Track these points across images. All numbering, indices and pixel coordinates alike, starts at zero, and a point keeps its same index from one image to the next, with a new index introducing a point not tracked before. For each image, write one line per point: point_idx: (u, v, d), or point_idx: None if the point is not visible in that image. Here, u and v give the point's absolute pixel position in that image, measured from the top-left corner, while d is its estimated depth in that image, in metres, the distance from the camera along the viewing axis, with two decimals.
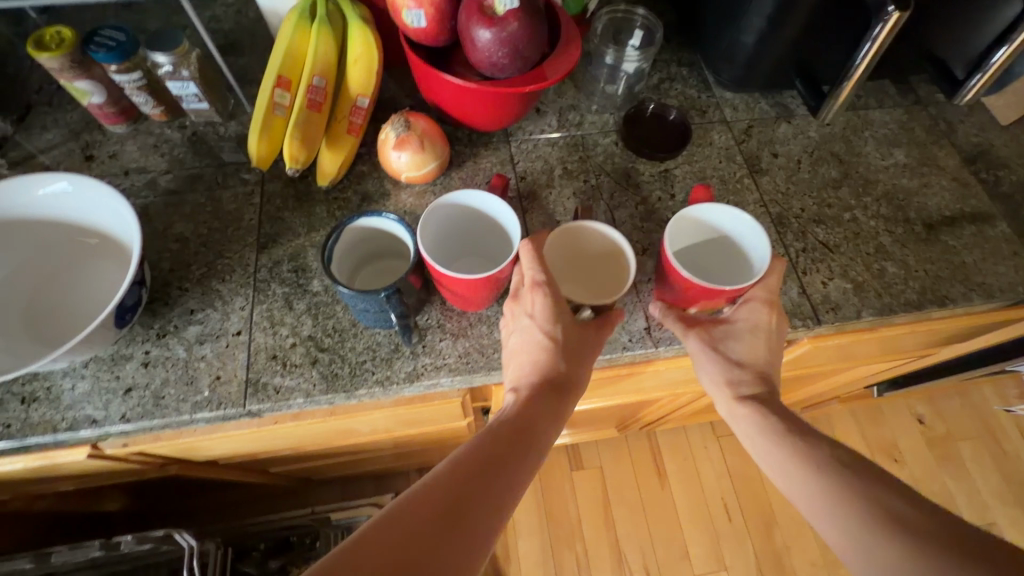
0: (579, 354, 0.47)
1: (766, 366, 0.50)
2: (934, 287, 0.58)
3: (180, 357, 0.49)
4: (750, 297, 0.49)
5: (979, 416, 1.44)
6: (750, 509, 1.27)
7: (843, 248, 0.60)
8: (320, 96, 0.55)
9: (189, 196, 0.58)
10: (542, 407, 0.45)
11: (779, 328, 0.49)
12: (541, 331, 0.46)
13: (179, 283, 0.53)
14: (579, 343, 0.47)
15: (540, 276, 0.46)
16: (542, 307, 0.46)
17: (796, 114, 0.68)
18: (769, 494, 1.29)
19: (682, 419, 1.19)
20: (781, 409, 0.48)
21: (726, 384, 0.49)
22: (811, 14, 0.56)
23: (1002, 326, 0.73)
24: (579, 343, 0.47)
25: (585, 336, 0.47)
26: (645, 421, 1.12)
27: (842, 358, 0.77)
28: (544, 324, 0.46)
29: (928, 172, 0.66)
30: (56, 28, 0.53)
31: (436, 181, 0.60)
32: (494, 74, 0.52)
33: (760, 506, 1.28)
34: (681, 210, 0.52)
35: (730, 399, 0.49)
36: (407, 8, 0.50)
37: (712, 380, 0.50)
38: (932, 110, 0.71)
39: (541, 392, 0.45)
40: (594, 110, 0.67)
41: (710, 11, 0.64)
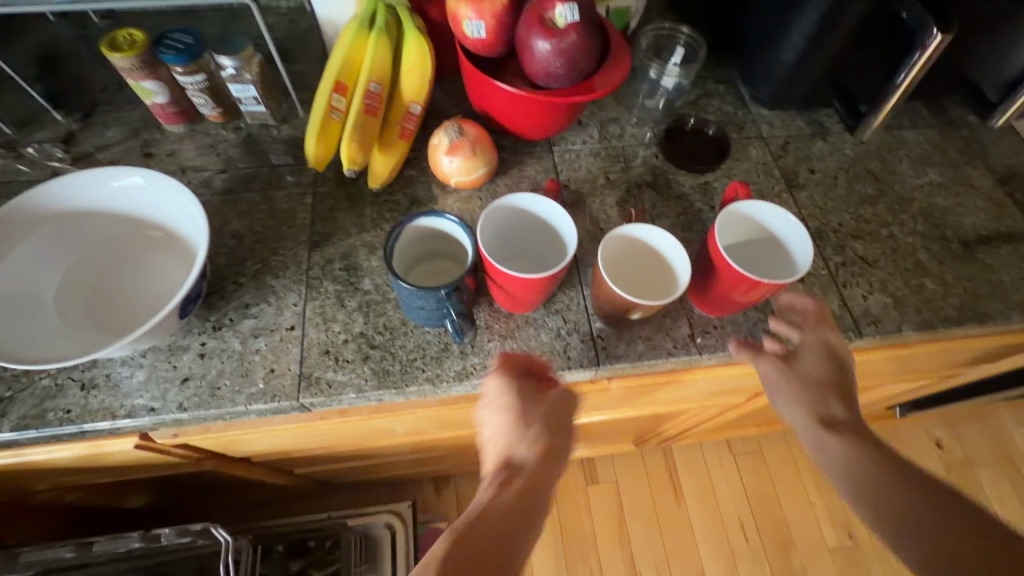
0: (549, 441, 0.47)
1: (845, 392, 0.49)
2: (972, 304, 0.59)
3: (235, 349, 0.50)
4: (819, 325, 0.51)
5: (998, 441, 1.43)
6: (767, 529, 1.26)
7: (882, 263, 0.61)
8: (376, 102, 0.56)
9: (244, 195, 0.59)
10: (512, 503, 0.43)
11: (845, 353, 0.51)
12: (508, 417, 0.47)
13: (234, 277, 0.54)
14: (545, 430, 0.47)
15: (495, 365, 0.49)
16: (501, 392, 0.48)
17: (831, 132, 0.70)
18: (787, 515, 1.27)
19: (700, 435, 1.18)
20: (867, 438, 0.46)
21: (810, 410, 0.48)
22: (852, 35, 0.58)
23: None
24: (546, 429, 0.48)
25: (552, 423, 0.48)
26: (664, 434, 1.12)
27: (872, 375, 0.77)
28: (513, 411, 0.47)
29: (962, 192, 0.67)
30: (129, 31, 0.55)
31: (482, 187, 0.62)
32: (548, 84, 0.54)
33: (777, 526, 1.26)
34: (725, 207, 0.52)
35: (816, 429, 0.47)
36: (468, 19, 0.52)
37: (793, 412, 0.49)
38: (964, 132, 0.72)
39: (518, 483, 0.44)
40: (634, 123, 0.69)
41: (750, 30, 0.66)
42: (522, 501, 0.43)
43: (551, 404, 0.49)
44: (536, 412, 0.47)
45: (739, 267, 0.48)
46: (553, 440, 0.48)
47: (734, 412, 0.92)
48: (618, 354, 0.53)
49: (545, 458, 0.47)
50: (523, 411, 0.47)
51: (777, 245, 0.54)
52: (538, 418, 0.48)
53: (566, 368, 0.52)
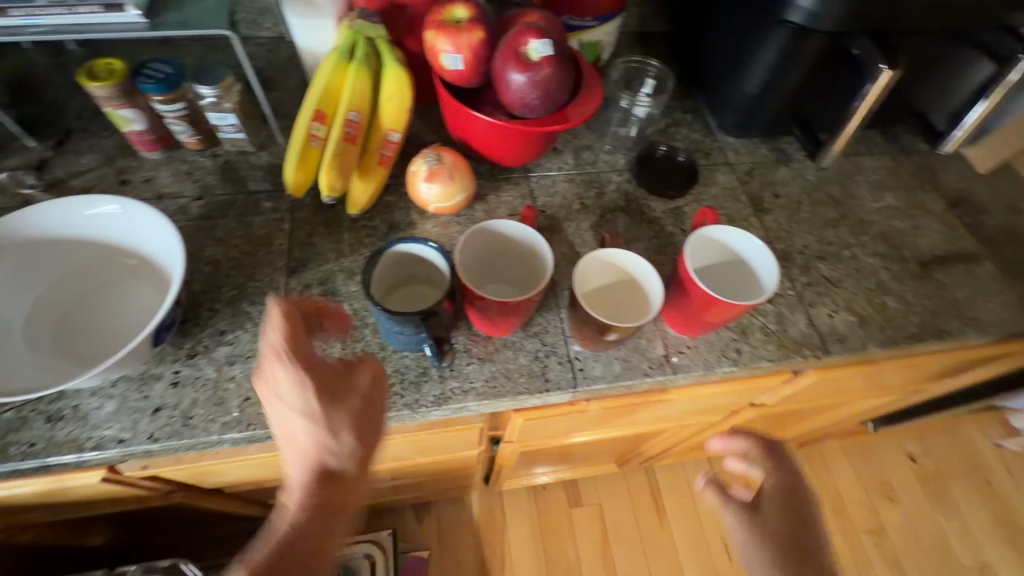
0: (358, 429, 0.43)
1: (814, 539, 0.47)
2: (932, 321, 0.62)
3: (209, 377, 0.50)
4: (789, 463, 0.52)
5: (967, 453, 1.47)
6: None
7: (845, 283, 0.63)
8: (355, 130, 0.57)
9: (220, 221, 0.59)
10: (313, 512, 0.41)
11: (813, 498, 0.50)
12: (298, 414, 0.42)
13: (210, 304, 0.54)
14: (351, 418, 0.42)
15: (281, 346, 0.41)
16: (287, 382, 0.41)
17: (793, 159, 0.73)
18: None
19: (681, 454, 1.19)
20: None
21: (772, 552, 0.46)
22: (807, 71, 0.62)
23: (990, 360, 0.77)
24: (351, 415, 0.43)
25: (353, 407, 0.43)
26: (646, 455, 1.13)
27: (843, 391, 0.79)
28: (297, 404, 0.41)
29: (917, 215, 0.71)
30: (108, 60, 0.55)
31: (461, 213, 0.63)
32: (523, 114, 0.56)
33: None
34: (693, 233, 0.55)
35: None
36: (446, 52, 0.54)
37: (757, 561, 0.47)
38: (916, 158, 0.76)
39: (315, 490, 0.42)
40: (607, 151, 0.71)
41: (715, 64, 0.70)
42: (324, 506, 0.42)
43: (355, 382, 0.44)
44: (327, 401, 0.42)
45: (706, 288, 0.50)
46: (362, 422, 0.43)
47: (713, 431, 0.93)
48: (595, 375, 0.54)
49: (358, 447, 0.43)
50: (316, 402, 0.41)
51: (743, 267, 0.56)
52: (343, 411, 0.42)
53: (545, 390, 0.52)
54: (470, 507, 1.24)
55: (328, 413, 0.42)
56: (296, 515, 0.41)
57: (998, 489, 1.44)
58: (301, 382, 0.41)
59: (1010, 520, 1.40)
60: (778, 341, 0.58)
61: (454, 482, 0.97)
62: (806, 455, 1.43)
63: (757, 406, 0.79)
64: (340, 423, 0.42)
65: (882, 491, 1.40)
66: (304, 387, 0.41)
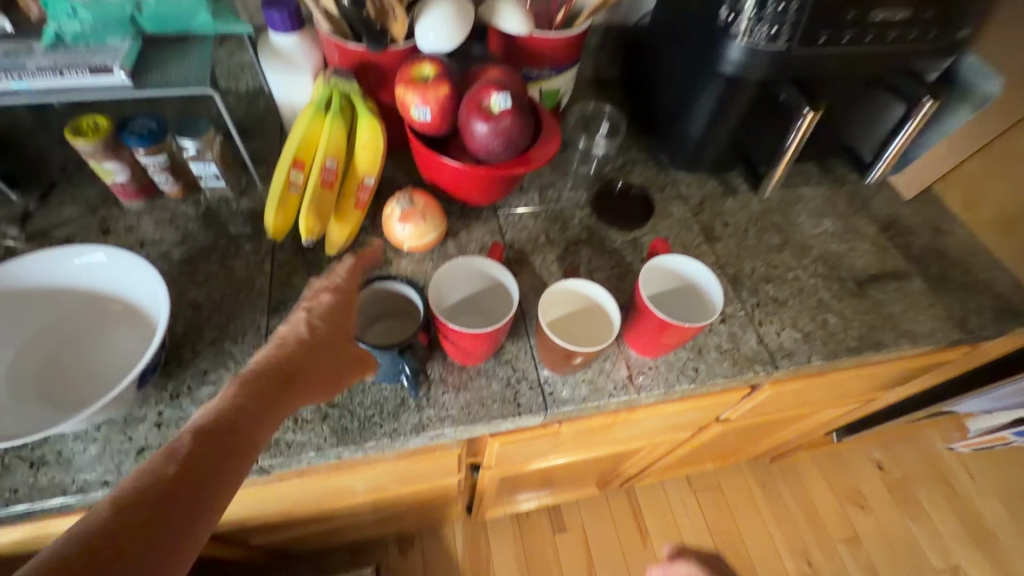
0: (332, 360, 0.47)
1: None
2: (870, 334, 0.68)
3: (193, 417, 0.51)
4: None
5: (929, 459, 1.54)
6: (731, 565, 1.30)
7: (790, 302, 0.69)
8: (332, 176, 0.61)
9: (202, 265, 0.62)
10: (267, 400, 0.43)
11: None
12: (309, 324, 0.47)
13: (192, 345, 0.56)
14: (342, 348, 0.48)
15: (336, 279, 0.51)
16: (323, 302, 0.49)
17: (739, 191, 0.80)
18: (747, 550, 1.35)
19: (659, 473, 1.22)
20: None
21: None
22: (743, 114, 0.69)
23: (930, 368, 0.83)
24: (338, 351, 0.48)
25: (343, 348, 0.48)
26: (625, 475, 1.15)
27: (801, 403, 0.85)
28: (315, 318, 0.48)
29: (852, 238, 0.78)
30: (93, 118, 0.58)
31: (434, 249, 0.67)
32: (489, 159, 0.61)
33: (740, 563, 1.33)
34: (647, 262, 0.60)
35: None
36: (415, 105, 0.59)
37: None
38: (849, 187, 0.84)
39: (272, 389, 0.44)
40: (570, 188, 0.77)
41: (663, 108, 0.77)
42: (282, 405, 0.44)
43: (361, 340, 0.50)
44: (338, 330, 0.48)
45: (659, 312, 0.55)
46: (346, 355, 0.48)
47: (686, 447, 0.97)
48: (564, 398, 0.57)
49: (333, 369, 0.47)
50: (329, 323, 0.48)
51: (695, 291, 0.61)
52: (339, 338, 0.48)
53: (517, 414, 0.56)
54: (455, 538, 1.24)
55: (330, 335, 0.48)
56: (245, 398, 0.42)
57: (961, 491, 1.51)
58: (330, 305, 0.49)
59: (974, 522, 1.46)
60: (732, 359, 0.63)
61: (437, 512, 0.98)
62: (780, 468, 1.47)
63: (723, 420, 0.83)
64: (333, 348, 0.47)
65: (853, 499, 1.45)
66: (330, 307, 0.49)
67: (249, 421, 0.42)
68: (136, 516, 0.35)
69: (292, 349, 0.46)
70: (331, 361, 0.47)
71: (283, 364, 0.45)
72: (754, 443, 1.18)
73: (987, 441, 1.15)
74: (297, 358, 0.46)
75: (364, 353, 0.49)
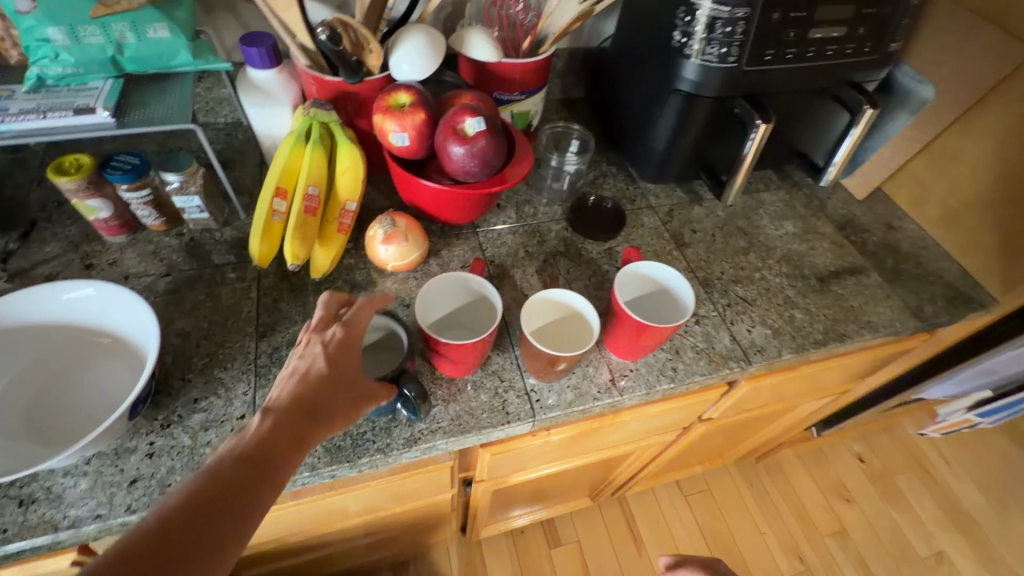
0: (347, 393, 0.48)
1: None
2: (834, 326, 0.72)
3: (185, 444, 0.52)
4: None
5: (906, 448, 1.60)
6: None
7: (759, 301, 0.73)
8: (315, 203, 0.63)
9: (189, 295, 0.63)
10: (284, 432, 0.44)
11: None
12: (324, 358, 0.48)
13: (181, 374, 0.56)
14: (355, 381, 0.48)
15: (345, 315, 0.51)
16: (335, 336, 0.49)
17: (704, 199, 0.85)
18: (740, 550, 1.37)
19: (649, 479, 1.24)
20: None
21: None
22: (701, 126, 0.74)
23: (894, 358, 0.88)
24: (355, 384, 0.48)
25: (359, 381, 0.49)
26: (616, 483, 1.17)
27: (778, 398, 0.88)
28: (329, 352, 0.48)
29: (812, 238, 0.82)
30: (76, 156, 0.60)
31: (417, 268, 0.69)
32: (466, 178, 0.64)
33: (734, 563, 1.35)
34: (622, 268, 0.63)
35: None
36: (393, 131, 0.62)
37: None
38: (806, 191, 0.90)
39: (289, 423, 0.44)
40: (545, 203, 0.80)
41: (629, 124, 0.82)
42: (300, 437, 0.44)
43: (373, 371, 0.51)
44: (354, 363, 0.49)
45: (635, 315, 0.58)
46: (359, 388, 0.49)
47: (672, 450, 1.00)
48: (550, 404, 0.59)
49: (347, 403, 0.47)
50: (343, 358, 0.49)
51: (668, 293, 0.64)
52: (353, 371, 0.49)
53: (506, 422, 0.57)
54: (450, 560, 1.23)
55: (344, 369, 0.48)
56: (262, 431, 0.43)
57: (938, 477, 1.56)
58: (342, 338, 0.49)
59: (953, 507, 1.51)
60: (707, 356, 0.66)
61: (431, 533, 0.97)
62: (765, 467, 1.51)
63: (706, 420, 0.86)
64: (347, 379, 0.48)
65: (838, 493, 1.49)
66: (343, 340, 0.49)
67: (268, 453, 0.43)
68: (158, 543, 0.36)
69: (310, 381, 0.47)
70: (348, 394, 0.48)
71: (302, 396, 0.46)
72: (739, 443, 1.21)
73: (948, 426, 1.22)
74: (315, 390, 0.46)
75: (378, 386, 0.50)
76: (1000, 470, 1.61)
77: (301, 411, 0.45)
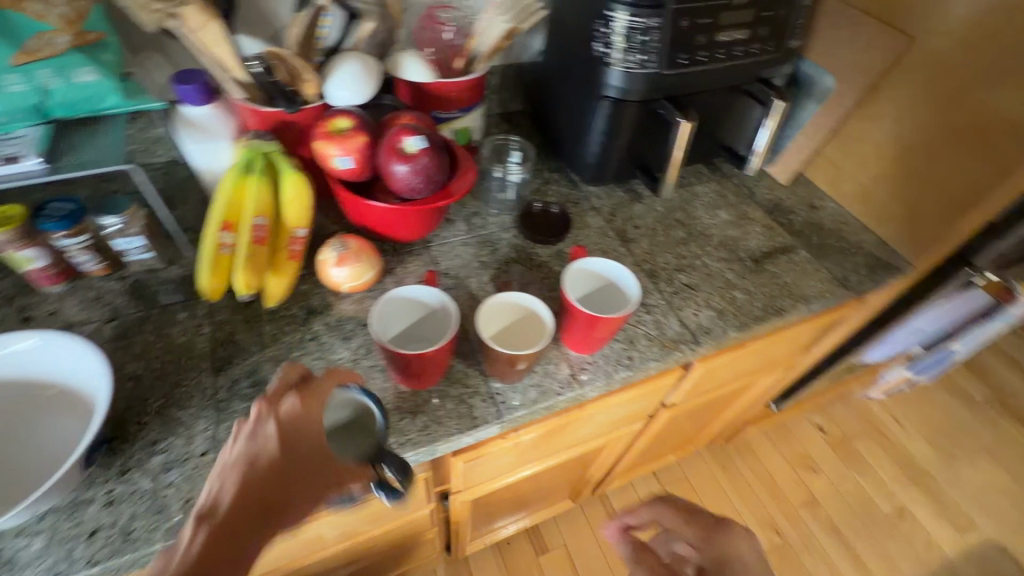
0: (305, 475, 0.48)
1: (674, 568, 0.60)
2: (772, 302, 0.77)
3: (147, 488, 0.50)
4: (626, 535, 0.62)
5: (860, 414, 1.72)
6: None
7: (702, 286, 0.77)
8: (263, 232, 0.63)
9: (137, 337, 0.61)
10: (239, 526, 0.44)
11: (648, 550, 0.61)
12: (280, 440, 0.47)
13: (137, 418, 0.55)
14: (314, 462, 0.48)
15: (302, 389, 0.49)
16: (292, 411, 0.48)
17: (644, 196, 0.90)
18: None
19: (626, 473, 1.27)
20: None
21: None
22: (631, 129, 0.79)
23: (831, 327, 0.95)
24: (315, 462, 0.48)
25: (321, 459, 0.48)
26: (595, 481, 1.19)
27: (733, 377, 0.93)
28: (284, 435, 0.47)
29: (745, 223, 0.88)
30: (5, 208, 0.58)
31: (373, 288, 0.70)
32: (412, 195, 0.66)
33: None
34: (570, 266, 0.66)
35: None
36: (335, 155, 0.63)
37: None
38: (735, 180, 0.96)
39: (242, 516, 0.45)
40: (494, 214, 0.83)
41: (565, 132, 0.86)
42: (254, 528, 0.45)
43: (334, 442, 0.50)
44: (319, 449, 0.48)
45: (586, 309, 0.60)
46: (320, 467, 0.48)
47: (642, 439, 1.04)
48: (515, 404, 0.61)
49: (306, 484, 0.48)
50: (301, 437, 0.47)
51: (615, 286, 0.67)
52: (314, 451, 0.48)
53: (474, 426, 0.59)
54: None
55: (301, 450, 0.47)
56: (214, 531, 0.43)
57: (889, 437, 1.68)
58: (299, 415, 0.48)
59: (908, 464, 1.64)
60: (660, 342, 0.70)
61: (416, 554, 0.97)
62: (735, 447, 1.58)
63: (670, 406, 0.90)
64: (305, 461, 0.48)
65: (805, 464, 1.58)
66: (299, 417, 0.48)
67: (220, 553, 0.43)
68: None
69: (263, 468, 0.46)
70: (307, 475, 0.48)
71: (253, 486, 0.45)
72: (704, 426, 1.27)
73: (890, 387, 1.31)
74: (269, 476, 0.46)
75: (346, 463, 0.49)
76: (941, 424, 1.75)
77: (255, 506, 0.45)
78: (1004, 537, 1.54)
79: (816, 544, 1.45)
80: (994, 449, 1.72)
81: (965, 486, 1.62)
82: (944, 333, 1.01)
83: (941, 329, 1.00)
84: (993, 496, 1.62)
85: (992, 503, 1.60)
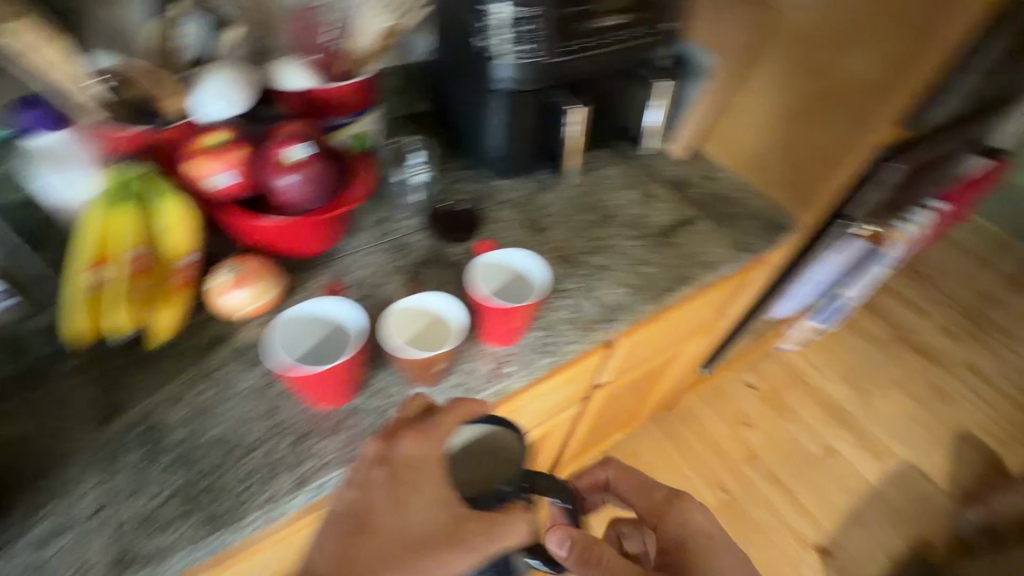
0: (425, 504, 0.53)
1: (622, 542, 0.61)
2: (680, 271, 0.81)
3: (30, 561, 0.48)
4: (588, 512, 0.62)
5: (786, 367, 1.85)
6: None
7: (615, 264, 0.80)
8: (142, 264, 0.60)
9: (9, 399, 0.56)
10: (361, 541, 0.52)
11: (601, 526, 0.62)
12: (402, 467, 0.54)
13: (13, 488, 0.51)
14: (432, 492, 0.53)
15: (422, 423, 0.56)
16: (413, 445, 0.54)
17: (553, 183, 0.91)
18: None
19: (579, 456, 1.31)
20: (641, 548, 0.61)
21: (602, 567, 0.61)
22: (530, 119, 0.81)
23: (740, 289, 1.02)
24: (436, 492, 0.54)
25: (438, 490, 0.54)
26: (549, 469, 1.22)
27: (659, 348, 0.97)
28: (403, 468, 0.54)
29: (650, 200, 0.92)
30: None
31: (277, 308, 0.66)
32: (306, 206, 0.64)
33: None
34: (476, 265, 0.66)
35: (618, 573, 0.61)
36: (215, 172, 0.60)
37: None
38: (642, 160, 0.99)
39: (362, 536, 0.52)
40: (404, 217, 0.81)
41: (467, 128, 0.86)
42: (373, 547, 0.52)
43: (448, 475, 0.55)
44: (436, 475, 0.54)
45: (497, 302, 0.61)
46: (441, 496, 0.54)
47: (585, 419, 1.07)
48: (440, 406, 0.60)
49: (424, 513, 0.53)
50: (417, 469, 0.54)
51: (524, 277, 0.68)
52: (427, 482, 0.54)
53: None
54: None
55: (418, 482, 0.54)
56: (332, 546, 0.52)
57: (811, 383, 1.84)
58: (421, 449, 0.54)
59: (831, 406, 1.78)
60: (579, 323, 0.71)
61: None
62: (677, 416, 1.67)
63: (602, 384, 0.92)
64: (422, 491, 0.53)
65: (741, 422, 1.70)
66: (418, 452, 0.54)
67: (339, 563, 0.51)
68: None
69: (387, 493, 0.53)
70: (424, 504, 0.53)
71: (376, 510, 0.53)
72: (645, 399, 1.33)
73: (802, 337, 1.42)
74: (390, 503, 0.53)
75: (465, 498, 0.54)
76: (854, 364, 1.92)
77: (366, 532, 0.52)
78: (915, 455, 1.72)
79: (757, 492, 1.58)
80: (898, 379, 1.92)
81: (879, 416, 1.80)
82: (833, 292, 1.14)
83: (830, 287, 1.12)
84: (902, 421, 1.80)
85: (902, 427, 1.78)
